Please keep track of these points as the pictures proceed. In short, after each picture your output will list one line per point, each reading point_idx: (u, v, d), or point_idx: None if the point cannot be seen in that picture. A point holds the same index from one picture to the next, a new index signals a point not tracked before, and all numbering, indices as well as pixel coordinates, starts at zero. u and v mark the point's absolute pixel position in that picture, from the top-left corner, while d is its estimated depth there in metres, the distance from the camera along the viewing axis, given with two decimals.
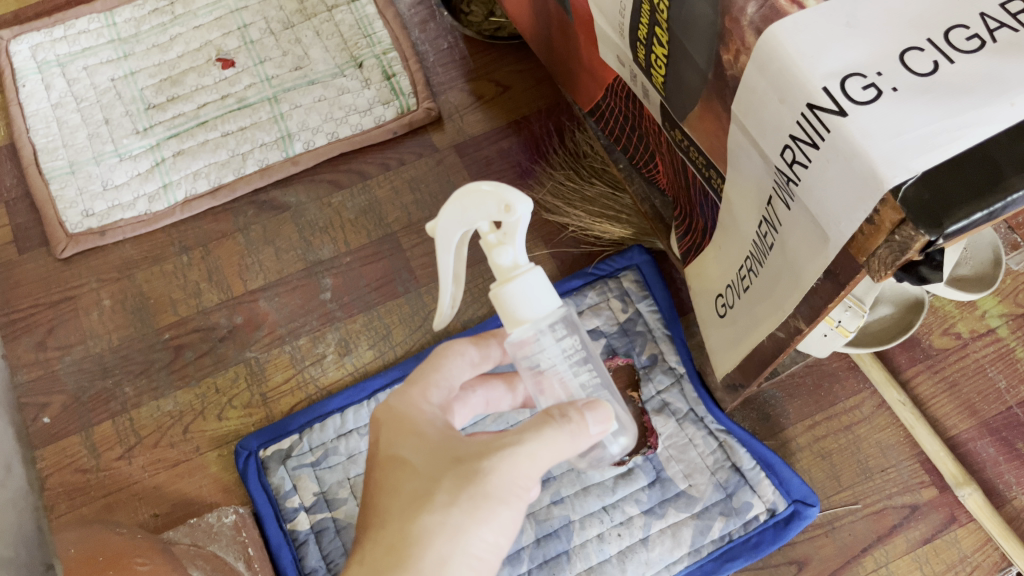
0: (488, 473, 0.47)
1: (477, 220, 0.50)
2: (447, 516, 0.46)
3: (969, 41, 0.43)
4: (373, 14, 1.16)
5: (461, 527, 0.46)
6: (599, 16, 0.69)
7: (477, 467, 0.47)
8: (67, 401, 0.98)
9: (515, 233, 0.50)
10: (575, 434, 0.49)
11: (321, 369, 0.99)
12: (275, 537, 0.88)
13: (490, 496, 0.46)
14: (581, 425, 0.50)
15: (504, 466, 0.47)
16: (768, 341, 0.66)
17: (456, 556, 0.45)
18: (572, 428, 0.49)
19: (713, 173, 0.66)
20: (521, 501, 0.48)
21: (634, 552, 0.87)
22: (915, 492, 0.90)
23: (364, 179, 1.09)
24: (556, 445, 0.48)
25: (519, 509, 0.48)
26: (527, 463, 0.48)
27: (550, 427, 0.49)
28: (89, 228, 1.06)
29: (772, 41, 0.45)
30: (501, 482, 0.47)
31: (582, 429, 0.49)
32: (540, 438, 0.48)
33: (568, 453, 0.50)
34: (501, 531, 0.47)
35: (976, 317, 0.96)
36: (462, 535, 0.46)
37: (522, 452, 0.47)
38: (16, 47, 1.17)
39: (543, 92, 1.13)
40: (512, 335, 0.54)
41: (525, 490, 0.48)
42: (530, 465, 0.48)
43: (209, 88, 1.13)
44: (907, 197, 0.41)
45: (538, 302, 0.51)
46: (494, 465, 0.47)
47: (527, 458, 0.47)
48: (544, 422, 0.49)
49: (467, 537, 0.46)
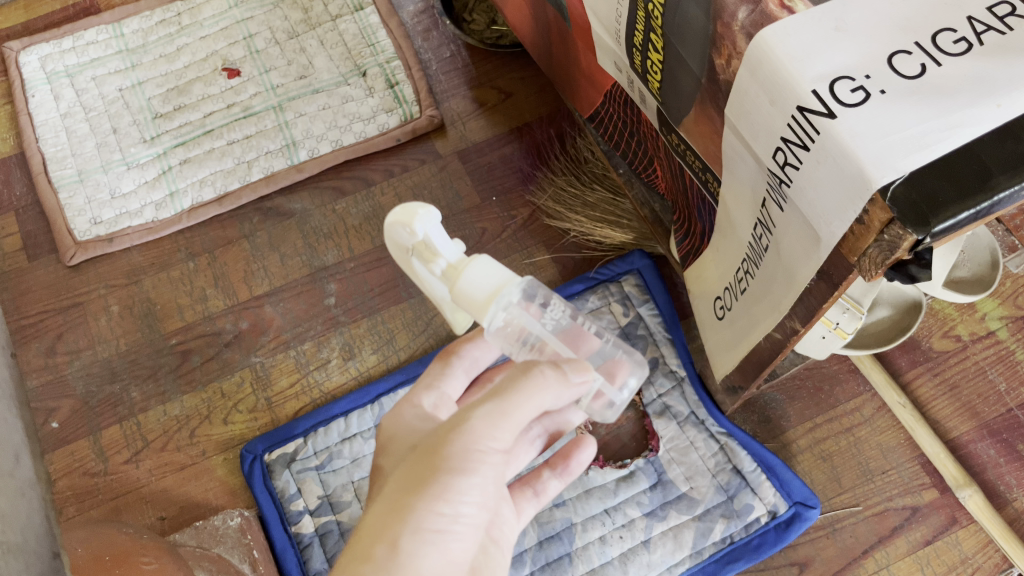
0: (443, 442, 0.43)
1: (410, 244, 0.53)
2: (412, 499, 0.42)
3: (956, 44, 0.44)
4: (377, 23, 1.18)
5: (429, 506, 0.42)
6: (596, 22, 0.71)
7: (440, 441, 0.44)
8: (75, 405, 0.99)
9: (436, 244, 0.51)
10: (542, 385, 0.45)
11: (326, 374, 1.00)
12: (280, 540, 0.89)
13: (442, 465, 0.43)
14: (543, 376, 0.46)
15: (469, 432, 0.43)
16: (766, 342, 0.67)
17: (411, 533, 0.41)
18: (537, 380, 0.45)
19: (709, 177, 0.67)
20: (483, 468, 0.43)
21: (637, 554, 0.87)
22: (917, 494, 0.91)
23: (369, 186, 1.10)
24: (521, 401, 0.44)
25: (481, 478, 0.43)
26: (485, 424, 0.44)
27: (512, 385, 0.45)
28: (97, 235, 1.08)
29: (762, 45, 0.47)
30: (455, 448, 0.43)
31: (548, 381, 0.45)
32: (502, 396, 0.45)
33: (532, 406, 0.45)
34: (477, 502, 0.43)
35: (976, 320, 0.97)
36: (432, 513, 0.42)
37: (476, 415, 0.44)
38: (25, 58, 1.18)
39: (546, 99, 1.14)
40: (491, 326, 0.51)
41: (489, 457, 0.43)
42: (499, 424, 0.44)
43: (216, 97, 1.15)
44: (895, 196, 0.42)
45: (491, 282, 0.49)
46: (449, 434, 0.44)
47: (483, 419, 0.44)
48: (507, 381, 0.46)
49: (421, 511, 0.41)
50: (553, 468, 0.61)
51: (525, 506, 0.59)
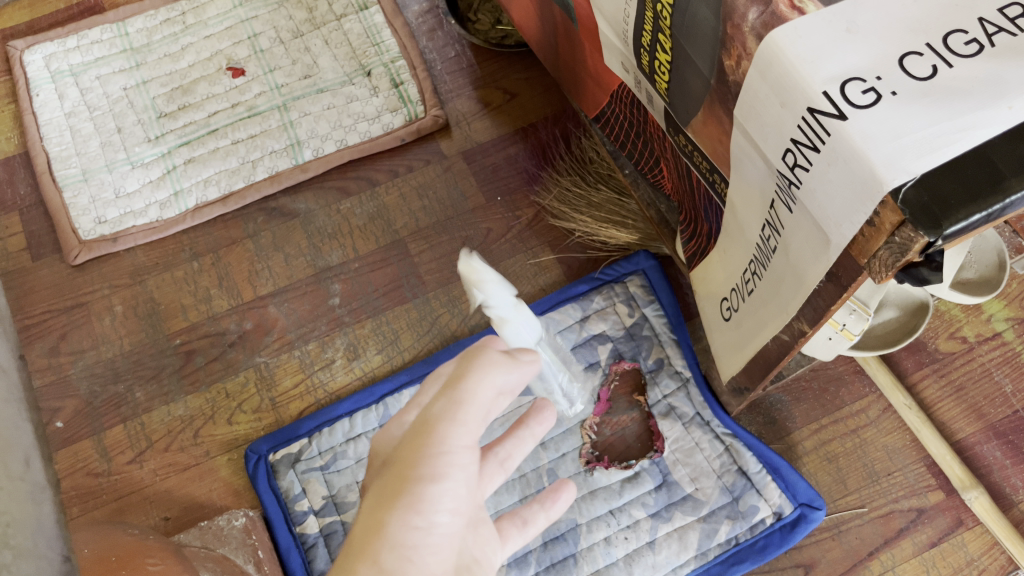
0: (407, 456, 0.42)
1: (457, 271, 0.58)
2: (385, 516, 0.40)
3: (968, 45, 0.43)
4: (382, 23, 1.18)
5: (405, 519, 0.40)
6: (603, 23, 0.70)
7: (405, 453, 0.42)
8: (79, 405, 0.99)
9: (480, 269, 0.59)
10: (494, 372, 0.44)
11: (330, 374, 1.00)
12: (285, 540, 0.89)
13: (410, 478, 0.41)
14: (490, 361, 0.45)
15: (432, 434, 0.42)
16: (773, 344, 0.66)
17: (387, 554, 0.39)
18: (487, 367, 0.44)
19: (717, 178, 0.66)
20: (451, 471, 0.42)
21: (641, 555, 0.87)
22: (922, 496, 0.90)
23: (373, 186, 1.10)
24: (476, 392, 0.43)
25: (452, 481, 0.42)
26: (444, 424, 0.42)
27: (461, 377, 0.44)
28: (101, 235, 1.08)
29: (772, 47, 0.46)
30: (419, 459, 0.42)
31: (498, 366, 0.45)
32: (456, 390, 0.43)
33: (487, 395, 0.44)
34: (453, 508, 0.42)
35: (982, 321, 0.97)
36: (409, 526, 0.40)
37: (433, 418, 0.43)
38: (29, 57, 1.18)
39: (551, 99, 1.14)
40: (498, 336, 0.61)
41: (455, 458, 0.42)
42: (461, 421, 0.43)
43: (220, 96, 1.15)
44: (907, 199, 0.42)
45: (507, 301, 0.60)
46: (411, 445, 0.42)
47: (440, 421, 0.42)
48: (457, 374, 0.44)
49: (394, 529, 0.40)
50: (542, 501, 0.60)
51: (512, 533, 0.58)
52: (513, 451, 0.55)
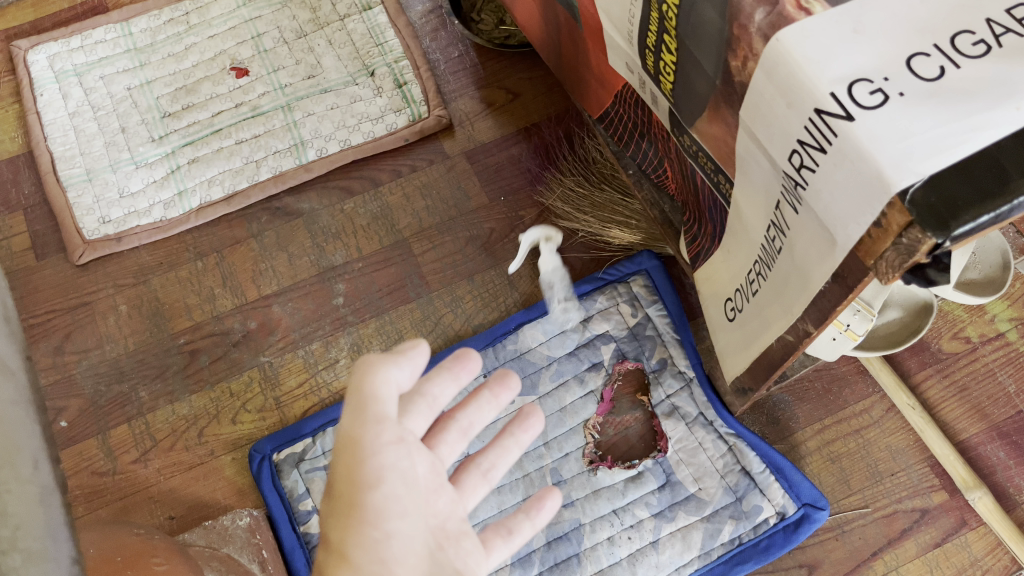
0: (344, 480, 0.47)
1: None
2: (344, 535, 0.46)
3: (975, 46, 0.43)
4: (385, 23, 1.18)
5: (363, 533, 0.46)
6: (608, 23, 0.71)
7: (341, 477, 0.47)
8: (83, 405, 1.00)
9: None
10: (383, 376, 0.45)
11: (334, 374, 1.00)
12: (289, 539, 0.89)
13: (355, 499, 0.46)
14: (375, 367, 0.45)
15: (358, 453, 0.46)
16: (778, 344, 0.66)
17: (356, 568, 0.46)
18: (374, 370, 0.45)
19: (722, 178, 0.67)
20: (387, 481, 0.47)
21: (645, 555, 0.87)
22: (926, 496, 0.90)
23: (377, 186, 1.10)
24: (376, 401, 0.45)
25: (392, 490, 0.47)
26: (362, 444, 0.46)
27: (356, 388, 0.46)
28: (106, 235, 1.08)
29: (780, 47, 0.47)
30: (355, 481, 0.46)
31: (384, 365, 0.45)
32: (358, 406, 0.45)
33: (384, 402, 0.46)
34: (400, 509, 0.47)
35: (985, 321, 0.97)
36: (369, 539, 0.46)
37: (349, 441, 0.46)
38: (33, 57, 1.19)
39: (554, 99, 1.14)
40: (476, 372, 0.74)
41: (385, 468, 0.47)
42: (377, 434, 0.46)
43: (224, 96, 1.15)
44: (915, 200, 0.42)
45: None
46: (344, 470, 0.47)
47: (356, 443, 0.46)
48: (351, 388, 0.46)
49: (356, 544, 0.46)
50: (526, 509, 0.57)
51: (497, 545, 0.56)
52: (497, 462, 0.58)
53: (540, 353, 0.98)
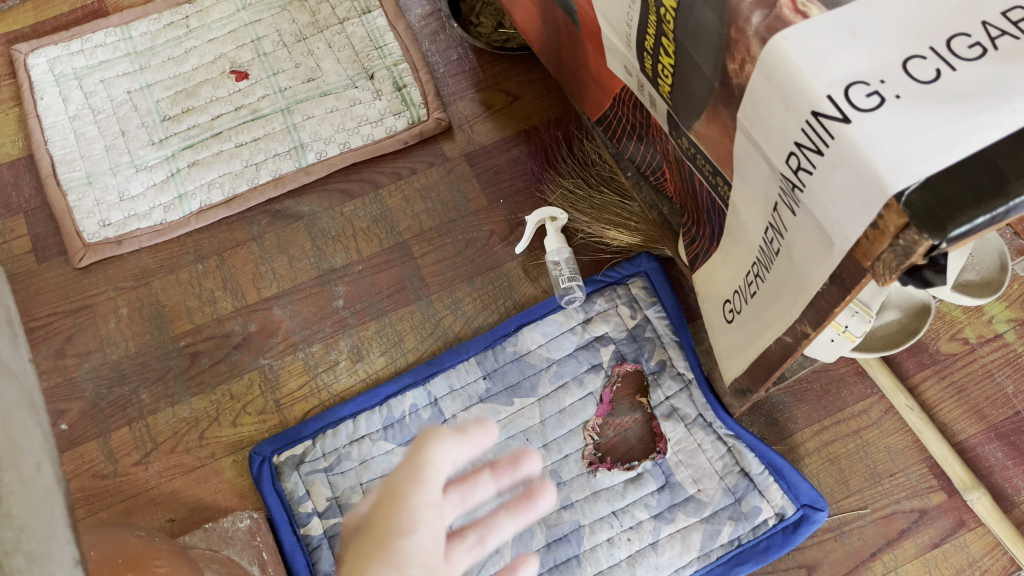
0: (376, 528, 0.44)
1: None
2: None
3: (971, 48, 0.44)
4: (384, 26, 1.18)
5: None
6: (606, 27, 0.71)
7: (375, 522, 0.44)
8: (85, 407, 1.00)
9: None
10: (448, 444, 0.46)
11: (335, 376, 1.01)
12: (289, 542, 0.90)
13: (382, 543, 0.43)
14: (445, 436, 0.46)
15: (399, 504, 0.44)
16: (776, 346, 0.67)
17: None
18: (436, 440, 0.46)
19: (720, 181, 0.67)
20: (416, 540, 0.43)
21: (644, 556, 0.88)
22: (924, 497, 0.91)
23: (376, 189, 1.11)
24: (430, 466, 0.45)
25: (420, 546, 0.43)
26: (408, 501, 0.44)
27: (414, 453, 0.46)
28: (106, 238, 1.08)
29: (777, 51, 0.47)
30: (387, 529, 0.43)
31: (447, 438, 0.46)
32: (415, 462, 0.45)
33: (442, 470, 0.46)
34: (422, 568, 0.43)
35: (983, 322, 0.97)
36: None
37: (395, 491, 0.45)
38: (34, 60, 1.19)
39: (553, 102, 1.15)
40: None
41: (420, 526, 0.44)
42: (423, 493, 0.45)
43: (224, 99, 1.15)
44: (911, 201, 0.42)
45: None
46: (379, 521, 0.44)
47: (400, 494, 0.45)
48: (412, 449, 0.46)
49: None
50: (513, 508, 0.51)
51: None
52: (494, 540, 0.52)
53: (539, 355, 0.98)
